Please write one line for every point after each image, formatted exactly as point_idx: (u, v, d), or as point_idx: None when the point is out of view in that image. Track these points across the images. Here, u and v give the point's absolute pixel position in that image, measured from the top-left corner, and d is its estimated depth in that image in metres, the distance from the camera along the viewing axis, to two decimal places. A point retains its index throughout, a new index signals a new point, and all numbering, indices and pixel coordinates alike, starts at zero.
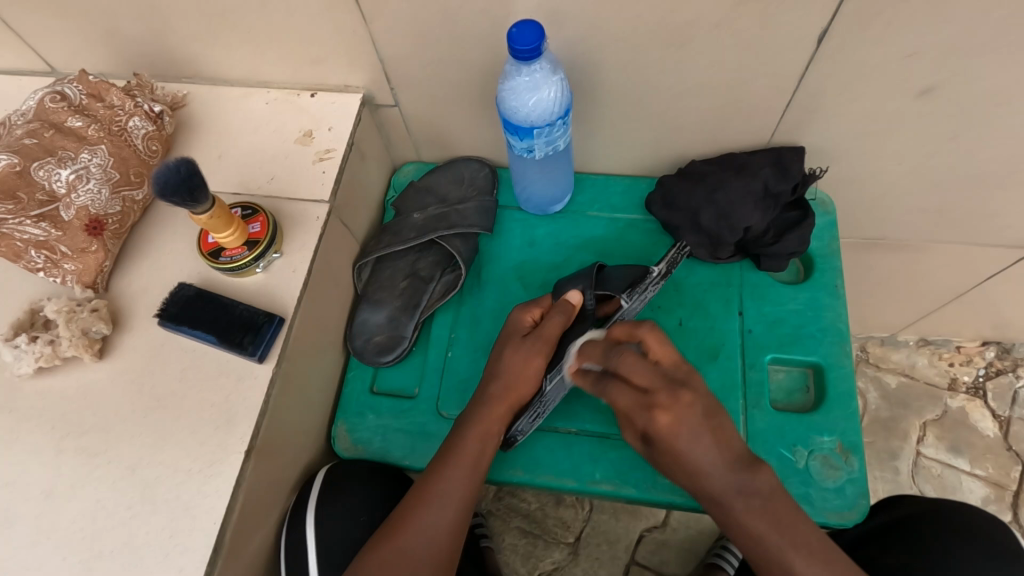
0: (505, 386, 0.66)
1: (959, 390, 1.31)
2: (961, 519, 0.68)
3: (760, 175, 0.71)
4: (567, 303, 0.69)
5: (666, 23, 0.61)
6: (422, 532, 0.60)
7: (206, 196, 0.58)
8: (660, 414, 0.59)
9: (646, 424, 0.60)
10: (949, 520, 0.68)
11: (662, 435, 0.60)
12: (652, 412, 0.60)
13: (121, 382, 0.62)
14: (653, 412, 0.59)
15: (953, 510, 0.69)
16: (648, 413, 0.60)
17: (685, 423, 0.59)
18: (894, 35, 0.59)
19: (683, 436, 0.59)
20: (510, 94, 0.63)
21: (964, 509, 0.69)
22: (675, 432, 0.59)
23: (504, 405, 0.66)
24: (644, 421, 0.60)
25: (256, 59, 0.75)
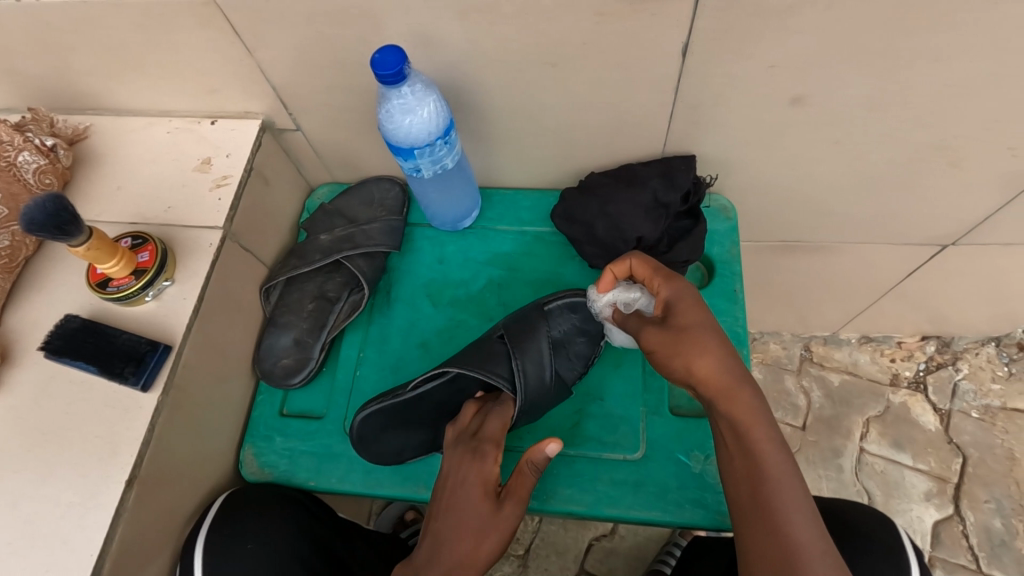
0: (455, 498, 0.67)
1: (901, 385, 1.32)
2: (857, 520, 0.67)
3: (649, 186, 0.74)
4: (541, 457, 0.62)
5: (534, 42, 0.63)
6: None
7: (80, 229, 0.59)
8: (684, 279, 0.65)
9: (666, 290, 0.64)
10: (843, 519, 0.67)
11: (681, 308, 0.62)
12: (669, 282, 0.64)
13: (7, 418, 0.62)
14: (665, 284, 0.64)
15: (854, 511, 0.68)
16: (668, 281, 0.64)
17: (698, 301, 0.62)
18: (750, 45, 0.61)
19: (698, 318, 0.61)
20: (387, 116, 0.64)
21: (865, 511, 0.68)
22: (689, 301, 0.62)
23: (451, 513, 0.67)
24: (663, 287, 0.64)
25: (153, 90, 0.76)
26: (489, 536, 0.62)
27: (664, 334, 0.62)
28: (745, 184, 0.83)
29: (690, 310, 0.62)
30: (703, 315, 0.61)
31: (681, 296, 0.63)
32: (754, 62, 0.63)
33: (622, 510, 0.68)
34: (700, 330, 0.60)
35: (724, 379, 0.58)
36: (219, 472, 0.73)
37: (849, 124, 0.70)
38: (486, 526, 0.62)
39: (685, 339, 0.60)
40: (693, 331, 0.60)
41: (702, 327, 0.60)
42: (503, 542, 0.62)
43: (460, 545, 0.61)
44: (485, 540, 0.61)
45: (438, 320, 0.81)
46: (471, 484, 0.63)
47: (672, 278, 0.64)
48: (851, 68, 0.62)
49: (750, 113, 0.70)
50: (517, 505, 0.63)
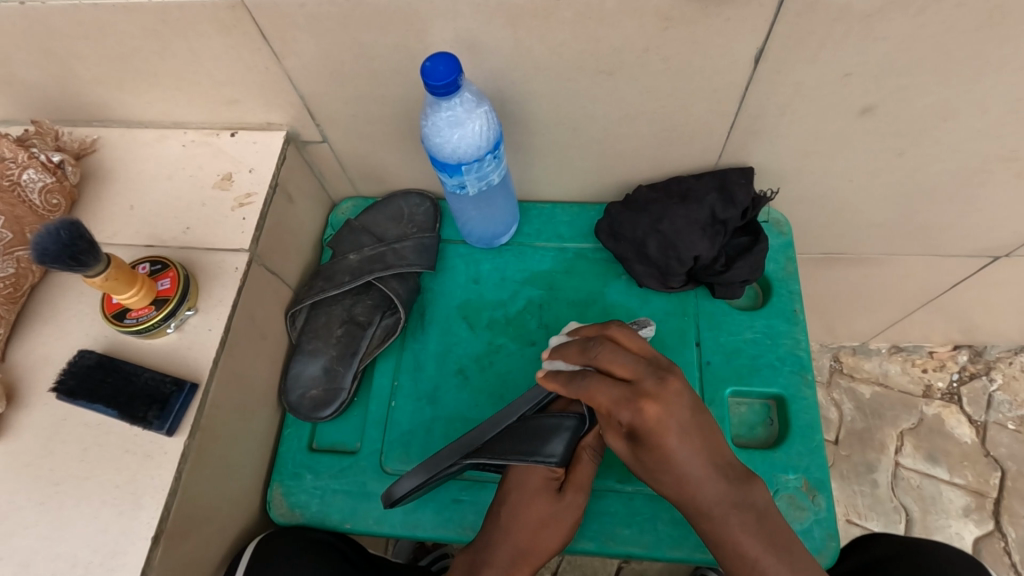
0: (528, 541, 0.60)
1: (934, 396, 1.29)
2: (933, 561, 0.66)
3: (706, 202, 0.69)
4: (595, 438, 0.62)
5: (593, 49, 0.58)
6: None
7: (96, 258, 0.53)
8: (648, 405, 0.53)
9: (628, 424, 0.54)
10: (917, 560, 0.66)
11: (654, 434, 0.54)
12: (635, 409, 0.54)
13: (18, 467, 0.56)
14: (639, 404, 0.53)
15: (928, 551, 0.67)
16: (635, 404, 0.53)
17: (678, 413, 0.54)
18: (830, 52, 0.56)
19: (673, 432, 0.54)
20: (432, 130, 0.60)
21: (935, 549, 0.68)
22: (670, 411, 0.54)
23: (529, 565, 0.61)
24: (623, 414, 0.54)
25: (168, 101, 0.70)
26: (560, 526, 0.61)
27: (636, 450, 0.56)
28: (800, 196, 0.79)
29: (688, 441, 0.54)
30: (684, 445, 0.54)
31: (654, 425, 0.53)
32: (830, 71, 0.58)
33: (686, 552, 0.63)
34: (683, 452, 0.54)
35: (703, 496, 0.55)
36: (246, 513, 0.68)
37: (921, 135, 0.65)
38: (554, 514, 0.61)
39: (661, 467, 0.55)
40: (680, 461, 0.54)
41: (687, 448, 0.54)
42: (570, 534, 0.61)
43: (526, 543, 0.60)
44: (549, 532, 0.61)
45: (476, 344, 0.76)
46: (534, 488, 0.62)
47: (660, 399, 0.53)
48: (935, 78, 0.57)
49: (817, 124, 0.65)
50: (579, 494, 0.62)
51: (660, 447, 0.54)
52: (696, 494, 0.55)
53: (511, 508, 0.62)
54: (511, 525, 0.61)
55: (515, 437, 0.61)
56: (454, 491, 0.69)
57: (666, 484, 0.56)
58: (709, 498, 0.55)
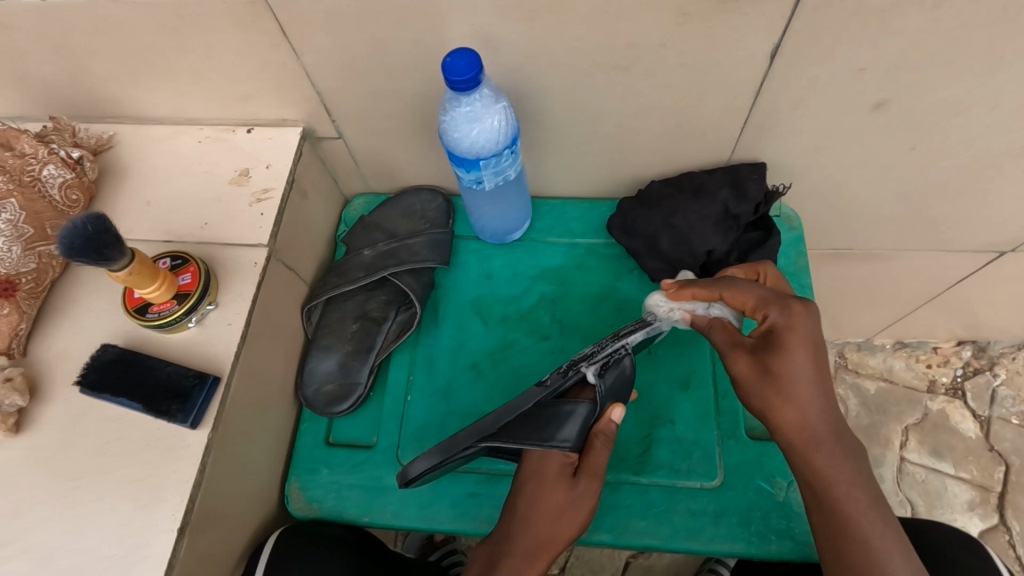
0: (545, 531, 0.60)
1: (938, 392, 1.30)
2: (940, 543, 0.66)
3: (719, 197, 0.70)
4: (610, 425, 0.61)
5: (610, 45, 0.59)
6: None
7: (122, 252, 0.53)
8: (796, 308, 0.57)
9: (772, 322, 0.57)
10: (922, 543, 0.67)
11: (792, 335, 0.56)
12: (787, 309, 0.57)
13: (42, 459, 0.57)
14: (789, 305, 0.57)
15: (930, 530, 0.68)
16: (783, 302, 0.57)
17: (812, 329, 0.56)
18: (846, 47, 0.56)
19: (804, 353, 0.56)
20: (450, 125, 0.60)
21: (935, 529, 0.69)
22: (805, 326, 0.56)
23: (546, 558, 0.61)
24: (769, 313, 0.58)
25: (185, 97, 0.71)
26: (576, 515, 0.61)
27: (758, 360, 0.57)
28: (810, 192, 0.79)
29: (802, 343, 0.56)
30: (809, 323, 0.56)
31: (793, 325, 0.56)
32: (844, 66, 0.59)
33: (703, 544, 0.64)
34: (802, 371, 0.55)
35: (816, 424, 0.56)
36: (264, 507, 0.68)
37: (932, 130, 0.66)
38: (572, 502, 0.61)
39: (784, 373, 0.56)
40: (794, 354, 0.55)
41: (805, 362, 0.55)
42: (587, 521, 0.61)
43: (545, 532, 0.60)
44: (567, 520, 0.60)
45: (490, 339, 0.76)
46: (551, 478, 0.61)
47: (806, 307, 0.57)
48: (948, 73, 0.58)
49: (830, 119, 0.66)
50: (595, 481, 0.61)
51: (788, 351, 0.56)
52: (810, 424, 0.56)
53: (527, 499, 0.61)
54: (529, 515, 0.61)
55: (528, 424, 0.60)
56: (472, 485, 0.69)
57: (777, 411, 0.56)
58: (818, 427, 0.56)
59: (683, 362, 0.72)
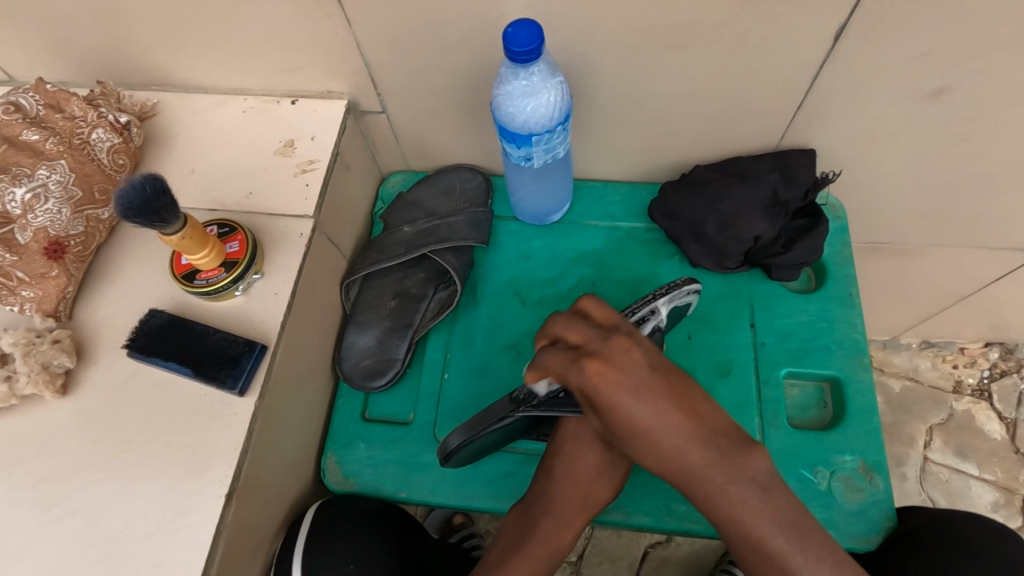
0: (582, 498, 0.60)
1: (964, 393, 1.28)
2: (958, 535, 0.61)
3: (767, 181, 0.68)
4: None
5: (670, 21, 0.58)
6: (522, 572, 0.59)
7: (175, 216, 0.53)
8: (590, 362, 0.51)
9: (575, 385, 0.52)
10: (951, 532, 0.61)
11: (602, 393, 0.51)
12: (601, 373, 0.51)
13: (88, 422, 0.57)
14: (582, 365, 0.51)
15: (954, 523, 0.62)
16: (578, 363, 0.52)
17: (631, 378, 0.50)
18: (914, 29, 0.55)
19: (627, 398, 0.50)
20: (505, 99, 0.60)
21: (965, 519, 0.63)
22: (607, 379, 0.50)
23: (583, 518, 0.60)
24: (574, 376, 0.52)
25: (232, 67, 0.70)
26: (612, 478, 0.60)
27: (604, 420, 0.53)
28: (858, 183, 0.78)
29: (637, 405, 0.50)
30: (618, 374, 0.50)
31: (593, 382, 0.51)
32: (908, 50, 0.57)
33: None
34: (649, 419, 0.50)
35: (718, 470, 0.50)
36: (301, 479, 0.68)
37: (994, 120, 0.64)
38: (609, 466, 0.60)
39: (650, 429, 0.51)
40: (620, 406, 0.50)
41: (637, 406, 0.50)
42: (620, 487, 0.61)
43: (582, 496, 0.60)
44: (603, 484, 0.60)
45: (527, 320, 0.75)
46: (589, 440, 0.60)
47: (612, 365, 0.51)
48: (1017, 60, 0.57)
49: (887, 105, 0.64)
50: None
51: (613, 407, 0.51)
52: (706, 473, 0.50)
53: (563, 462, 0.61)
54: (564, 477, 0.60)
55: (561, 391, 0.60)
56: (508, 464, 0.68)
57: (652, 459, 0.52)
58: (691, 460, 0.50)
59: (725, 350, 0.71)
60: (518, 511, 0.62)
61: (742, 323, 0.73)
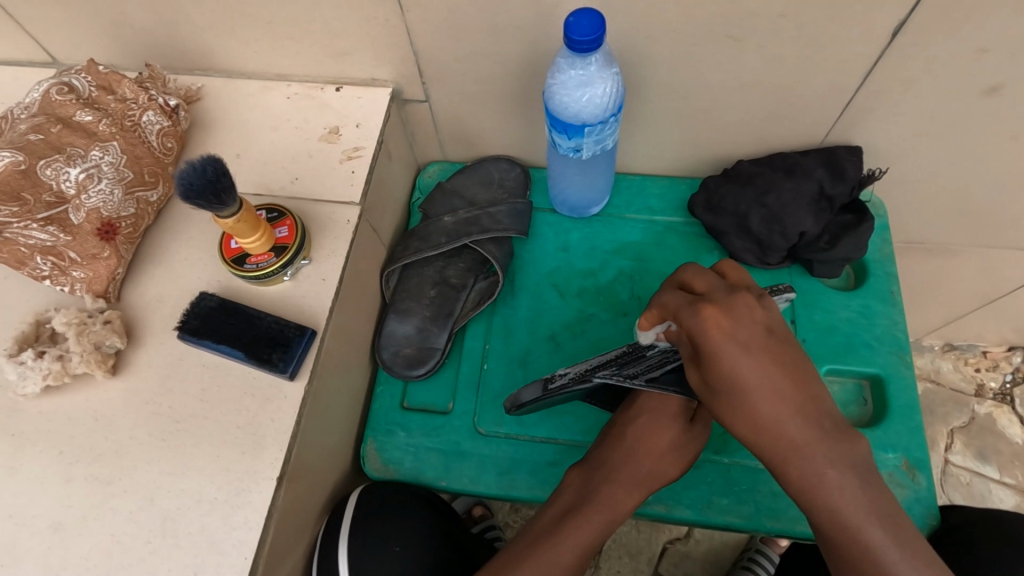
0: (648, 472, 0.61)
1: (986, 396, 1.22)
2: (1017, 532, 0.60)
3: (815, 176, 0.68)
4: None
5: (730, 13, 0.58)
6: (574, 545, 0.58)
7: (233, 199, 0.53)
8: (707, 306, 0.48)
9: (687, 330, 0.49)
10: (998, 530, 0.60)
11: (710, 338, 0.47)
12: (729, 318, 0.48)
13: (139, 402, 0.57)
14: (698, 307, 0.49)
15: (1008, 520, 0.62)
16: (693, 305, 0.49)
17: (750, 330, 0.48)
18: (976, 25, 0.55)
19: (735, 347, 0.47)
20: (560, 89, 0.60)
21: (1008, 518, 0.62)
22: (721, 326, 0.47)
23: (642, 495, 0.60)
24: (685, 319, 0.49)
25: (279, 53, 0.70)
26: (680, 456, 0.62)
27: (702, 370, 0.49)
28: (900, 181, 0.77)
29: (761, 356, 0.48)
30: (749, 329, 0.48)
31: (703, 328, 0.48)
32: (968, 45, 0.57)
33: (784, 525, 0.63)
34: (749, 365, 0.47)
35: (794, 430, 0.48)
36: (343, 464, 0.68)
37: None
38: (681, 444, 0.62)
39: (733, 382, 0.48)
40: (724, 354, 0.47)
41: (741, 361, 0.47)
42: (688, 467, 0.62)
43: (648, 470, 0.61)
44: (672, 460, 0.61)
45: (567, 312, 0.75)
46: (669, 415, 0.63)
47: (753, 311, 0.49)
48: None
49: (937, 102, 0.64)
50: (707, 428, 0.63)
51: (713, 357, 0.48)
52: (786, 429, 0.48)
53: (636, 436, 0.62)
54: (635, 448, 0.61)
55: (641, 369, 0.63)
56: (551, 454, 0.69)
57: (737, 419, 0.49)
58: (802, 433, 0.48)
59: None
60: (579, 475, 0.62)
61: (783, 318, 0.73)
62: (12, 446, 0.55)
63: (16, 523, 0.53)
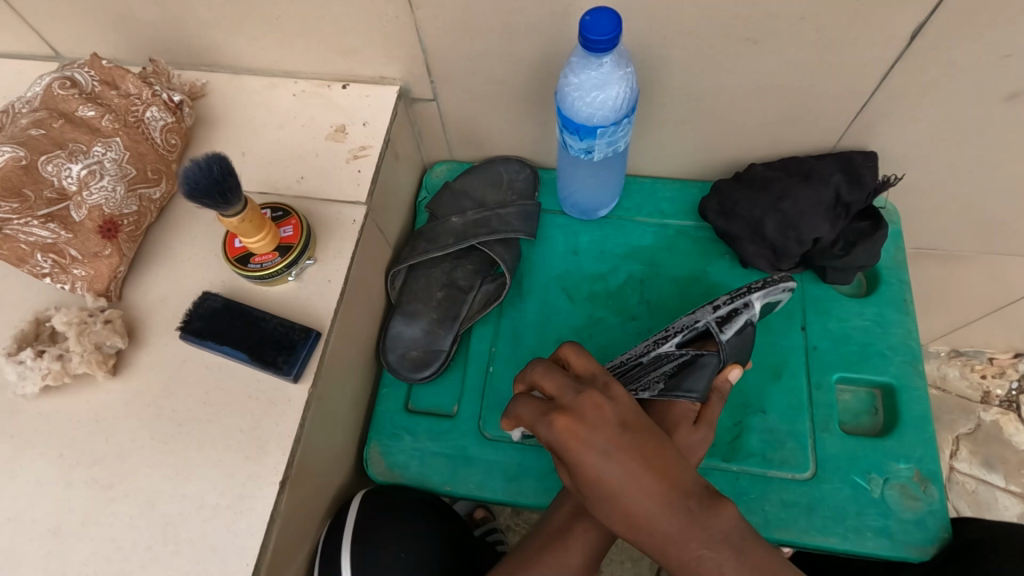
0: None
1: (992, 403, 1.18)
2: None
3: (832, 182, 0.67)
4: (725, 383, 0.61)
5: (746, 15, 0.56)
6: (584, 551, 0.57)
7: (238, 198, 0.52)
8: (559, 418, 0.49)
9: (545, 440, 0.50)
10: (1013, 542, 0.59)
11: (572, 453, 0.48)
12: (580, 441, 0.47)
13: (141, 404, 0.56)
14: (551, 418, 0.49)
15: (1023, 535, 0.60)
16: (546, 418, 0.49)
17: (597, 436, 0.47)
18: (998, 30, 0.54)
19: (596, 457, 0.47)
20: (574, 90, 0.59)
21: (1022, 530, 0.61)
22: (577, 437, 0.47)
23: None
24: (557, 419, 0.49)
25: (285, 49, 0.69)
26: None
27: (571, 477, 0.49)
28: (914, 186, 0.76)
29: (629, 462, 0.47)
30: (596, 432, 0.48)
31: (569, 441, 0.48)
32: (988, 50, 0.56)
33: (794, 535, 0.63)
34: (612, 471, 0.47)
35: None
36: (346, 467, 0.67)
37: None
38: None
39: (600, 486, 0.47)
40: (588, 464, 0.47)
41: (606, 468, 0.47)
42: None
43: None
44: None
45: (576, 316, 0.74)
46: None
47: (604, 403, 0.49)
48: None
49: (955, 108, 0.63)
50: None
51: (575, 460, 0.48)
52: None
53: None
54: None
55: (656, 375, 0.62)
56: None
57: (612, 519, 0.48)
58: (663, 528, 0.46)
59: (778, 351, 0.70)
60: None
61: (795, 325, 0.72)
62: (10, 447, 0.54)
63: (14, 527, 0.52)
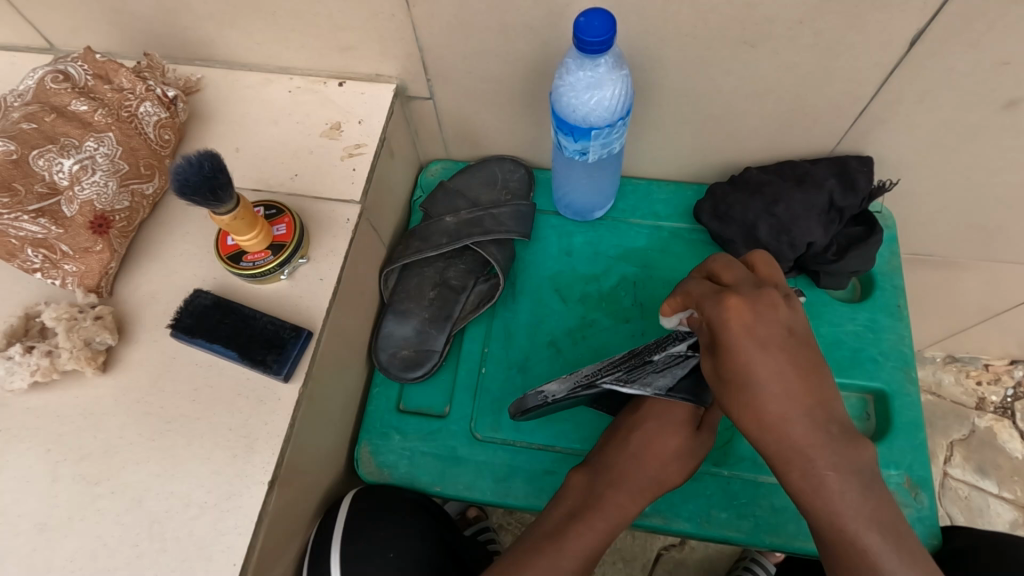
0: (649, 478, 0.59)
1: (986, 409, 1.18)
2: None
3: (825, 187, 0.67)
4: None
5: (745, 18, 0.56)
6: (572, 554, 0.56)
7: (230, 195, 0.51)
8: (729, 297, 0.48)
9: (708, 316, 0.49)
10: (1001, 551, 0.59)
11: (723, 330, 0.47)
12: (755, 313, 0.47)
13: (130, 400, 0.56)
14: (721, 298, 0.48)
15: (1015, 545, 0.60)
16: (717, 295, 0.49)
17: (757, 321, 0.47)
18: (997, 38, 0.54)
19: (753, 343, 0.46)
20: (567, 91, 0.59)
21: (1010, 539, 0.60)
22: (742, 318, 0.47)
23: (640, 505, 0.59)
24: (709, 308, 0.49)
25: (280, 45, 0.68)
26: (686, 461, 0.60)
27: (715, 362, 0.48)
28: (911, 192, 0.76)
29: (773, 356, 0.46)
30: (778, 312, 0.47)
31: (741, 294, 0.48)
32: (987, 58, 0.56)
33: (783, 541, 0.63)
34: (774, 358, 0.46)
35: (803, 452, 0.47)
36: (336, 466, 0.67)
37: None
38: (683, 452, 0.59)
39: (736, 373, 0.47)
40: (755, 365, 0.46)
41: (756, 354, 0.46)
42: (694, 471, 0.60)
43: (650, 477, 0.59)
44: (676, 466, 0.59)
45: (569, 317, 0.74)
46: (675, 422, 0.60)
47: (788, 300, 0.49)
48: None
49: (953, 114, 0.63)
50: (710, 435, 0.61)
51: (727, 348, 0.47)
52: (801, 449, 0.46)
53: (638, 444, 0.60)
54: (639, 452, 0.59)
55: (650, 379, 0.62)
56: (548, 463, 0.67)
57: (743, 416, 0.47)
58: (797, 433, 0.46)
59: None
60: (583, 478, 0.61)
61: None
62: None
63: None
